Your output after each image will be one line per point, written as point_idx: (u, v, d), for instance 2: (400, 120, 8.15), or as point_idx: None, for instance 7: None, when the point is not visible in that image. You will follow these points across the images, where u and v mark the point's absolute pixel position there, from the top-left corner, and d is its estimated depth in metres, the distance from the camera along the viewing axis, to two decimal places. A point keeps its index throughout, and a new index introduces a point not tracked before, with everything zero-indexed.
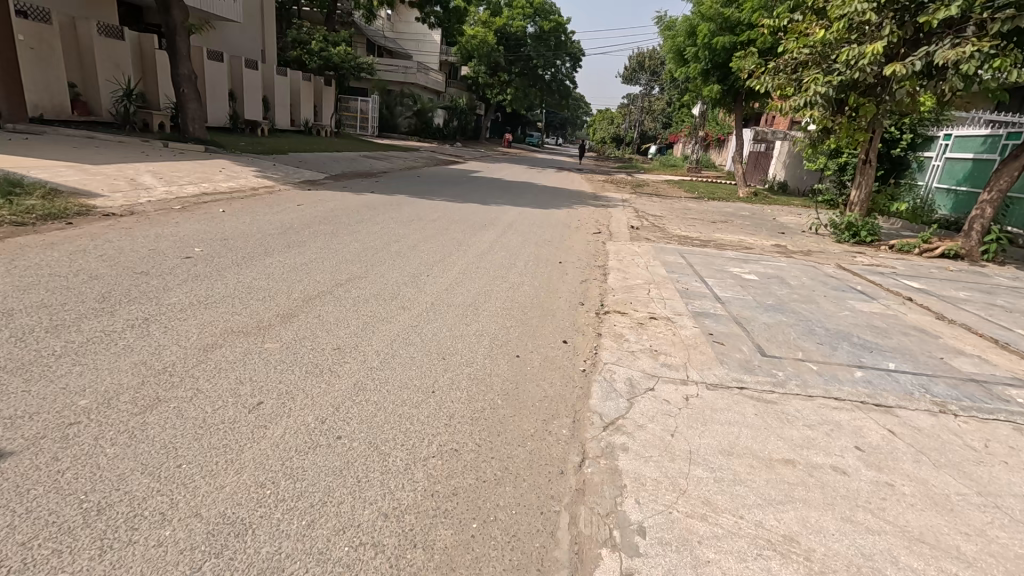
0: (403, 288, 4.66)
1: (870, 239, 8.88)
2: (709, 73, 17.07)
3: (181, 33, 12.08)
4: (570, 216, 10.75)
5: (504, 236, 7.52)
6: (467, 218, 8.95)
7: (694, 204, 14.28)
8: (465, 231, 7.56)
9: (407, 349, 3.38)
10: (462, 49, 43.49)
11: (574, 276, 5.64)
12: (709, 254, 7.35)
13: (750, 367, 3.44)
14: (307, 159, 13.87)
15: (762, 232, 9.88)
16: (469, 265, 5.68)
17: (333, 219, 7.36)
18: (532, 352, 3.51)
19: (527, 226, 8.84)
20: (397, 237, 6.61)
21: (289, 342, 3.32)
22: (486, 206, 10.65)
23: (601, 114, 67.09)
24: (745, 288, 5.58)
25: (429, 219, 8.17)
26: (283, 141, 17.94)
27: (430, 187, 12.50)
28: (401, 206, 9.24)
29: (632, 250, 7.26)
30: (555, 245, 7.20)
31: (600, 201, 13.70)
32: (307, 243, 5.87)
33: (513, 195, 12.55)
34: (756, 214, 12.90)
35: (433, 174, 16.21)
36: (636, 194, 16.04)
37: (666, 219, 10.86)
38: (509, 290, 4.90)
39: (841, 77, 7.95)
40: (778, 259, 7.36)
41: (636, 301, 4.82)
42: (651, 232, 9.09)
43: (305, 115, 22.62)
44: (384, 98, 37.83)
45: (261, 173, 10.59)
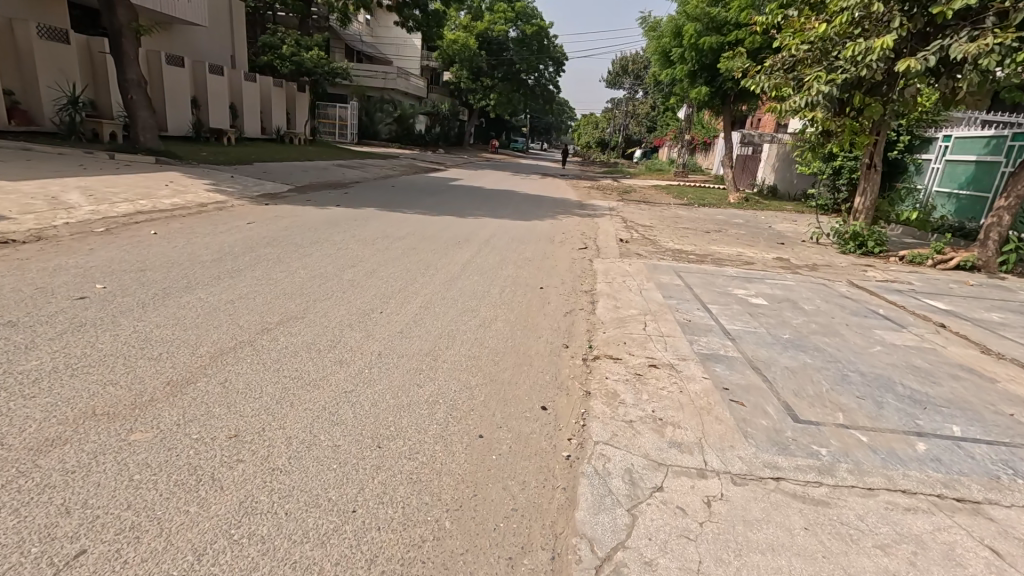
0: (347, 331, 3.82)
1: (878, 250, 8.21)
2: (697, 75, 16.43)
3: (126, 35, 11.11)
4: (553, 227, 9.97)
5: (478, 254, 6.71)
6: (439, 232, 8.13)
7: (684, 211, 13.59)
8: (434, 250, 6.74)
9: (333, 432, 2.54)
10: (443, 53, 42.70)
11: (556, 306, 4.83)
12: (706, 272, 6.59)
13: (784, 443, 2.64)
14: (272, 170, 12.94)
15: (760, 242, 9.18)
16: (433, 295, 4.85)
17: (284, 240, 6.50)
18: (500, 429, 2.68)
19: (505, 241, 8.04)
20: (353, 261, 5.77)
21: (170, 428, 2.46)
22: (463, 218, 9.81)
23: (585, 119, 66.72)
24: (754, 316, 4.80)
25: (395, 236, 7.32)
26: (250, 151, 16.95)
27: (403, 197, 11.64)
28: (367, 221, 8.39)
29: (622, 269, 6.48)
30: (535, 265, 6.40)
31: (586, 209, 12.94)
32: (243, 272, 4.99)
33: (493, 205, 11.75)
34: (750, 221, 12.23)
35: (409, 184, 15.34)
36: (624, 201, 15.35)
37: (656, 230, 10.13)
38: (478, 329, 4.07)
39: (846, 74, 7.26)
40: (783, 276, 6.63)
41: (630, 340, 4.01)
42: (641, 245, 8.34)
43: (277, 122, 21.63)
44: (363, 104, 36.88)
45: (215, 186, 9.66)
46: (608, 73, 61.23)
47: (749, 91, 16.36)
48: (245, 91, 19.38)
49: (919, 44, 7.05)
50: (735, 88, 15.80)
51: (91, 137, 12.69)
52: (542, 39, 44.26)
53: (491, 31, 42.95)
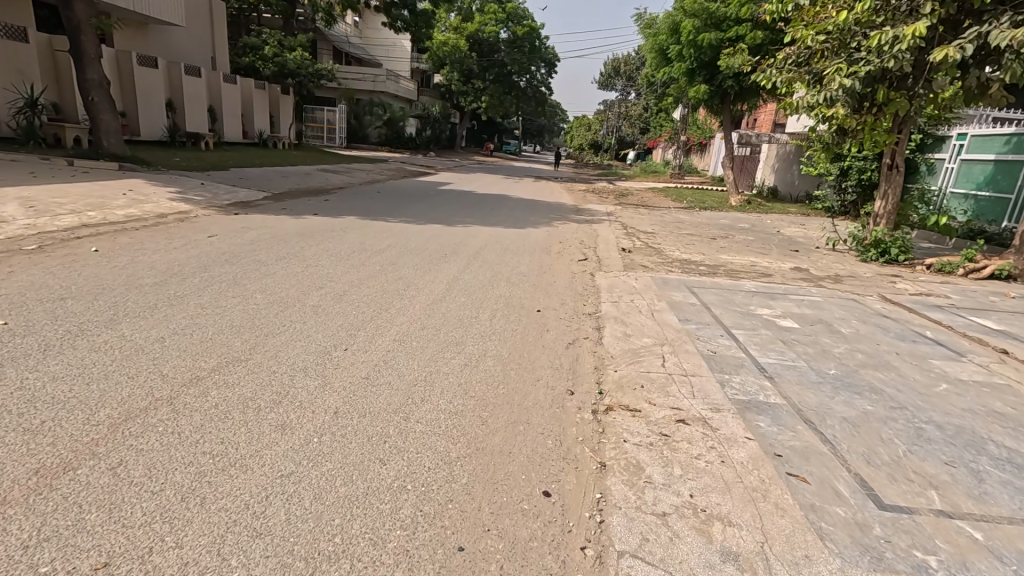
0: (299, 379, 3.08)
1: (903, 257, 7.57)
2: (695, 73, 15.81)
3: (86, 32, 10.30)
4: (550, 235, 9.27)
5: (467, 269, 6.00)
6: (424, 243, 7.42)
7: (685, 216, 12.93)
8: (417, 265, 6.02)
9: (255, 546, 1.83)
10: (434, 55, 42.01)
11: (557, 335, 4.11)
12: (721, 286, 5.91)
13: (876, 550, 1.94)
14: (249, 176, 12.16)
15: (773, 250, 8.52)
16: (412, 323, 4.12)
17: (248, 255, 5.77)
18: (488, 534, 1.97)
19: (497, 251, 7.33)
20: (322, 281, 5.04)
21: (12, 553, 1.71)
22: (451, 226, 9.09)
23: (578, 121, 66.29)
24: (788, 344, 4.11)
25: (374, 249, 6.60)
26: (229, 155, 16.15)
27: (389, 204, 10.89)
28: (345, 231, 7.66)
29: (628, 285, 5.77)
30: (530, 282, 5.69)
31: (582, 215, 12.25)
32: (187, 298, 4.24)
33: (485, 211, 11.03)
34: (756, 226, 11.60)
35: (396, 189, 14.58)
36: (621, 205, 14.69)
37: (659, 237, 9.44)
38: (462, 370, 3.35)
39: (870, 66, 6.62)
40: (808, 290, 5.94)
41: (648, 383, 3.31)
42: (646, 255, 7.65)
43: (259, 126, 20.82)
44: (352, 107, 36.08)
45: (181, 194, 8.88)
46: (600, 75, 60.82)
47: (750, 90, 15.76)
48: (224, 93, 18.58)
49: (950, 32, 6.42)
50: (736, 87, 15.20)
51: (53, 142, 11.85)
52: (533, 40, 43.73)
53: (482, 32, 42.34)
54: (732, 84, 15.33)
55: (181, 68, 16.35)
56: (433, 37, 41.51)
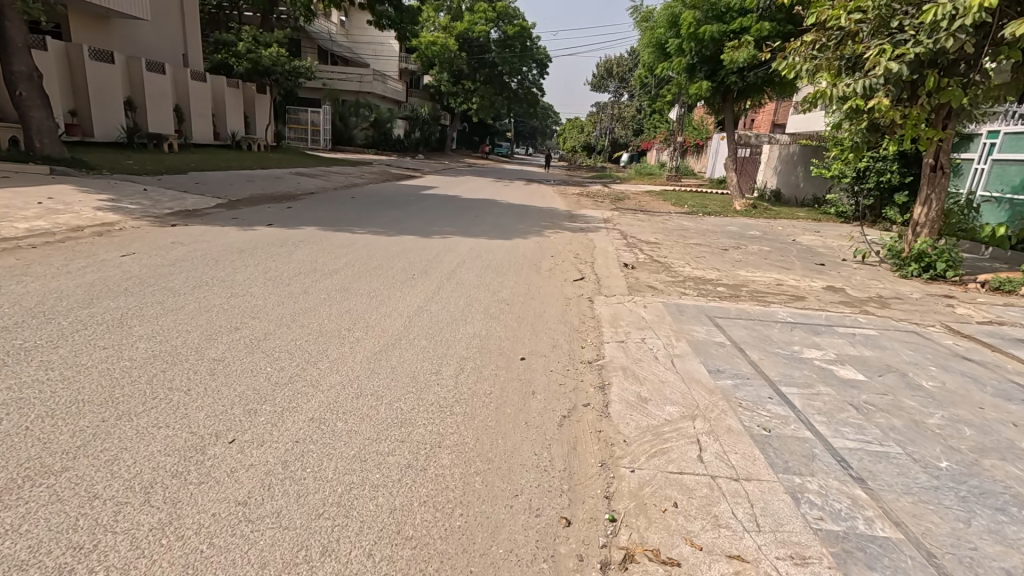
0: (131, 513, 1.91)
1: (951, 274, 6.48)
2: (696, 69, 14.75)
3: (13, 18, 9.09)
4: (540, 246, 8.15)
5: (436, 295, 4.86)
6: (389, 259, 6.29)
7: (688, 222, 11.84)
8: (373, 290, 4.89)
9: None
10: (422, 55, 40.86)
11: (547, 403, 2.98)
12: (747, 315, 4.82)
13: None
14: (206, 181, 10.97)
15: (795, 264, 7.44)
16: (343, 387, 2.96)
17: (159, 281, 4.60)
18: None
19: (476, 267, 6.19)
20: (242, 319, 3.87)
21: None
22: (427, 237, 7.94)
23: (570, 123, 65.35)
24: (862, 411, 3.00)
25: (326, 270, 5.44)
26: (194, 158, 14.90)
27: (360, 211, 9.74)
28: (299, 246, 6.51)
29: (635, 315, 4.64)
30: (514, 312, 4.56)
31: (576, 222, 11.14)
32: (33, 352, 3.06)
33: (469, 219, 9.91)
34: (767, 233, 10.53)
35: (373, 194, 13.40)
36: (618, 210, 13.63)
37: (663, 248, 8.34)
38: (401, 478, 2.22)
39: (921, 46, 5.52)
40: (855, 320, 4.84)
41: (684, 498, 2.18)
42: (652, 271, 6.54)
43: (232, 126, 19.59)
44: (336, 108, 34.78)
45: (113, 203, 7.67)
46: (592, 76, 59.94)
47: (753, 87, 14.67)
48: (192, 91, 17.36)
49: (1015, 8, 5.40)
50: (739, 84, 14.12)
51: None
52: (524, 40, 42.74)
53: (472, 32, 41.28)
54: (735, 81, 14.24)
55: (141, 63, 15.11)
56: (421, 36, 40.35)
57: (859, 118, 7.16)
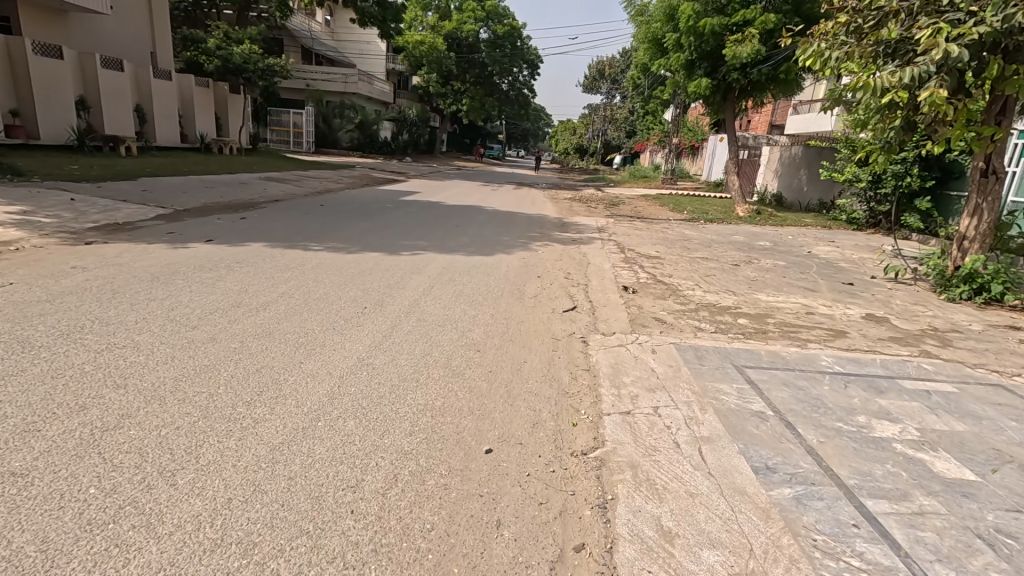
0: None
1: (1010, 298, 5.50)
2: (696, 64, 13.77)
3: None
4: (526, 262, 7.10)
5: (385, 341, 3.77)
6: (341, 283, 5.22)
7: (690, 231, 10.82)
8: (304, 333, 3.80)
9: None
10: (409, 56, 39.69)
11: (519, 551, 1.91)
12: (784, 363, 3.79)
13: None
14: (155, 189, 9.86)
15: (820, 283, 6.45)
16: (195, 530, 1.88)
17: (17, 328, 3.50)
18: None
19: (445, 294, 5.13)
20: (97, 392, 2.77)
21: None
22: (395, 253, 6.88)
23: (562, 125, 64.52)
24: (1003, 554, 1.95)
25: (253, 304, 4.35)
26: (153, 163, 13.75)
27: (324, 223, 8.65)
28: (234, 269, 5.41)
29: (641, 366, 3.58)
30: (484, 366, 3.49)
31: (568, 232, 10.07)
32: None
33: (447, 230, 8.85)
34: (779, 244, 9.53)
35: (346, 201, 12.28)
36: (613, 217, 12.67)
37: (666, 264, 7.30)
38: None
39: (990, 23, 4.52)
40: (921, 368, 3.81)
41: None
42: (656, 297, 5.50)
43: (201, 128, 18.39)
44: (320, 109, 33.55)
45: (24, 216, 6.56)
46: (584, 77, 58.93)
47: (756, 86, 13.71)
48: (156, 91, 16.19)
49: None
50: (742, 81, 13.16)
51: None
52: (514, 40, 41.76)
53: (460, 31, 40.23)
54: (738, 78, 13.27)
55: (95, 59, 13.95)
56: (409, 36, 39.28)
57: (894, 114, 6.18)
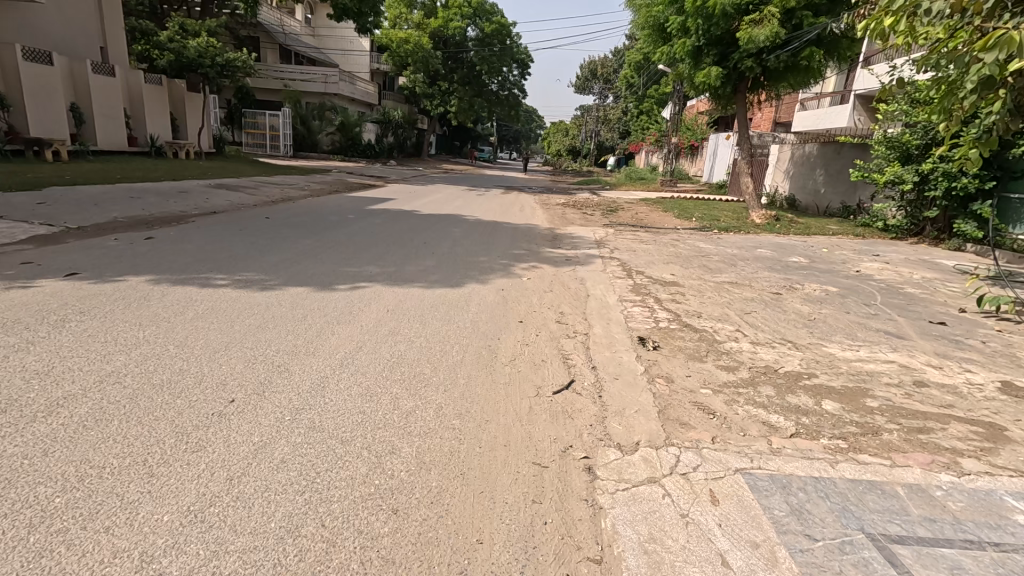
0: None
1: None
2: (704, 51, 12.20)
3: None
4: (504, 295, 5.37)
5: (217, 502, 2.02)
6: (218, 346, 3.48)
7: (704, 243, 9.15)
8: (70, 484, 2.06)
9: None
10: (394, 55, 37.96)
11: None
12: (954, 525, 2.07)
13: None
14: (56, 202, 8.10)
15: (901, 323, 4.79)
16: None
17: None
18: None
19: (373, 364, 3.39)
20: None
21: None
22: (331, 286, 5.16)
23: (555, 127, 62.86)
24: None
25: (34, 405, 2.61)
26: (82, 169, 11.97)
27: (255, 243, 6.92)
28: (67, 323, 3.69)
29: (699, 556, 1.87)
30: (394, 568, 1.78)
31: (561, 248, 8.37)
32: None
33: (408, 249, 7.13)
34: (816, 260, 7.87)
35: (301, 211, 10.53)
36: (613, 226, 10.99)
37: (688, 294, 5.61)
38: None
39: None
40: None
41: None
42: (687, 357, 3.79)
43: (154, 130, 16.64)
44: (297, 111, 31.71)
45: None
46: (576, 77, 57.36)
47: (771, 77, 12.15)
48: (95, 88, 14.43)
49: None
50: (757, 70, 11.60)
51: None
52: (503, 38, 40.17)
53: (447, 29, 38.61)
54: (750, 67, 11.73)
55: (16, 50, 12.19)
56: (393, 34, 37.60)
57: (996, 95, 4.63)
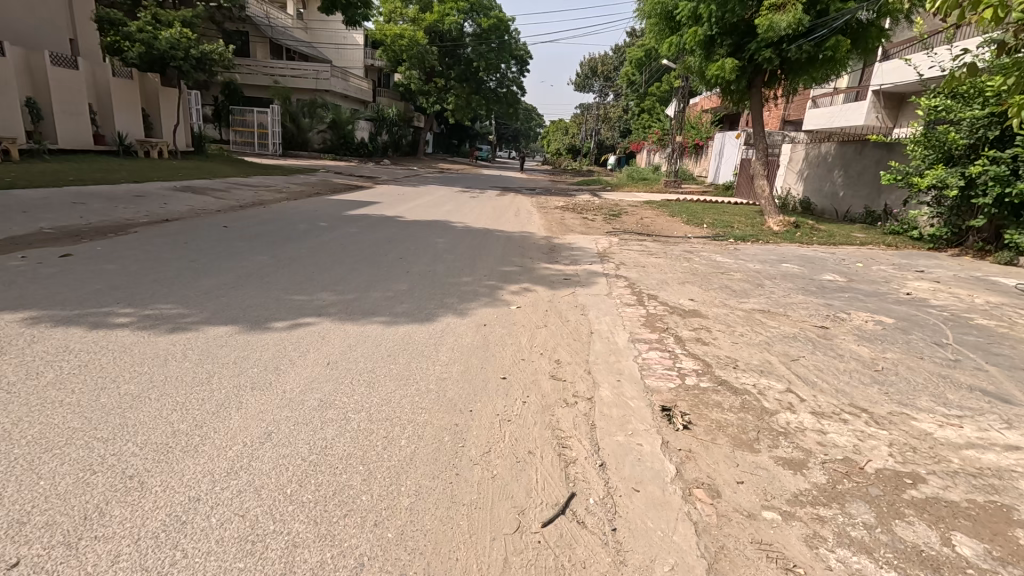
0: None
1: None
2: (718, 40, 11.18)
3: None
4: (486, 332, 4.30)
5: None
6: (56, 438, 2.40)
7: (722, 257, 8.07)
8: None
9: None
10: (388, 50, 36.89)
11: None
12: None
13: None
14: None
15: (997, 377, 3.71)
16: None
17: None
18: None
19: (277, 469, 2.31)
20: None
21: None
22: (267, 323, 4.08)
23: (553, 126, 61.74)
24: None
25: None
26: (31, 169, 10.86)
27: (197, 261, 5.86)
28: None
29: None
30: None
31: (559, 263, 7.28)
32: None
33: (379, 268, 6.08)
34: (855, 278, 6.80)
35: (270, 217, 9.43)
36: (617, 235, 9.92)
37: (716, 331, 4.52)
38: None
39: None
40: None
41: None
42: (734, 445, 2.70)
43: (123, 127, 15.61)
44: (287, 108, 30.52)
45: None
46: (574, 75, 56.20)
47: (790, 70, 11.08)
48: (56, 81, 13.34)
49: None
50: (776, 62, 10.56)
51: None
52: (500, 34, 39.03)
53: (442, 24, 37.43)
54: (768, 59, 10.69)
55: None
56: (387, 29, 36.55)
57: None
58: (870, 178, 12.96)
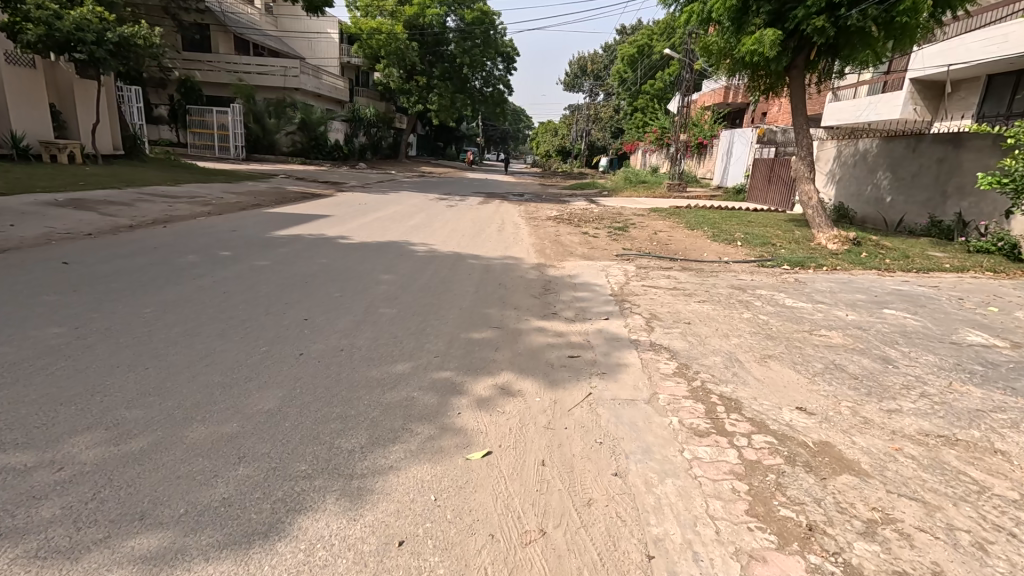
0: None
1: None
2: (753, 7, 8.83)
3: None
4: (399, 572, 1.79)
5: None
6: None
7: (791, 298, 5.61)
8: None
9: None
10: (365, 45, 34.33)
11: None
12: None
13: None
14: None
15: None
16: None
17: None
18: None
19: None
20: None
21: None
22: None
23: (542, 127, 59.63)
24: None
25: None
26: None
27: None
28: None
29: None
30: None
31: (559, 316, 4.79)
32: None
33: (252, 350, 3.54)
34: (1020, 341, 4.39)
35: (156, 242, 6.84)
36: (632, 260, 7.51)
37: (921, 539, 2.02)
38: None
39: None
40: None
41: None
42: None
43: (22, 126, 12.95)
44: (251, 107, 27.68)
45: None
46: (564, 75, 54.13)
47: (846, 44, 8.74)
48: None
49: None
50: (832, 32, 8.23)
51: None
52: (485, 28, 36.45)
53: (422, 18, 34.68)
54: (820, 28, 8.35)
55: None
56: (364, 23, 34.02)
57: None
58: (929, 182, 10.65)
